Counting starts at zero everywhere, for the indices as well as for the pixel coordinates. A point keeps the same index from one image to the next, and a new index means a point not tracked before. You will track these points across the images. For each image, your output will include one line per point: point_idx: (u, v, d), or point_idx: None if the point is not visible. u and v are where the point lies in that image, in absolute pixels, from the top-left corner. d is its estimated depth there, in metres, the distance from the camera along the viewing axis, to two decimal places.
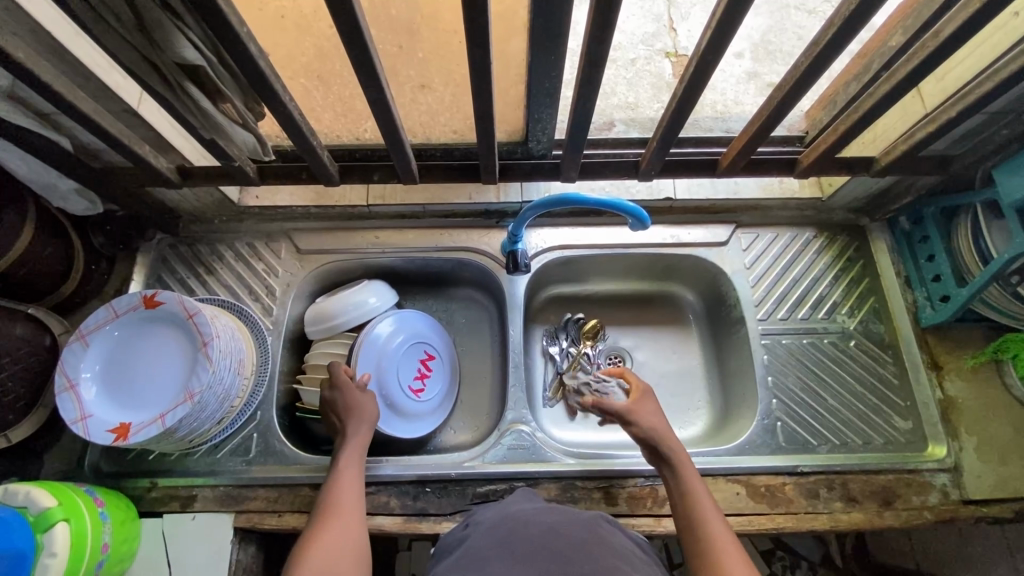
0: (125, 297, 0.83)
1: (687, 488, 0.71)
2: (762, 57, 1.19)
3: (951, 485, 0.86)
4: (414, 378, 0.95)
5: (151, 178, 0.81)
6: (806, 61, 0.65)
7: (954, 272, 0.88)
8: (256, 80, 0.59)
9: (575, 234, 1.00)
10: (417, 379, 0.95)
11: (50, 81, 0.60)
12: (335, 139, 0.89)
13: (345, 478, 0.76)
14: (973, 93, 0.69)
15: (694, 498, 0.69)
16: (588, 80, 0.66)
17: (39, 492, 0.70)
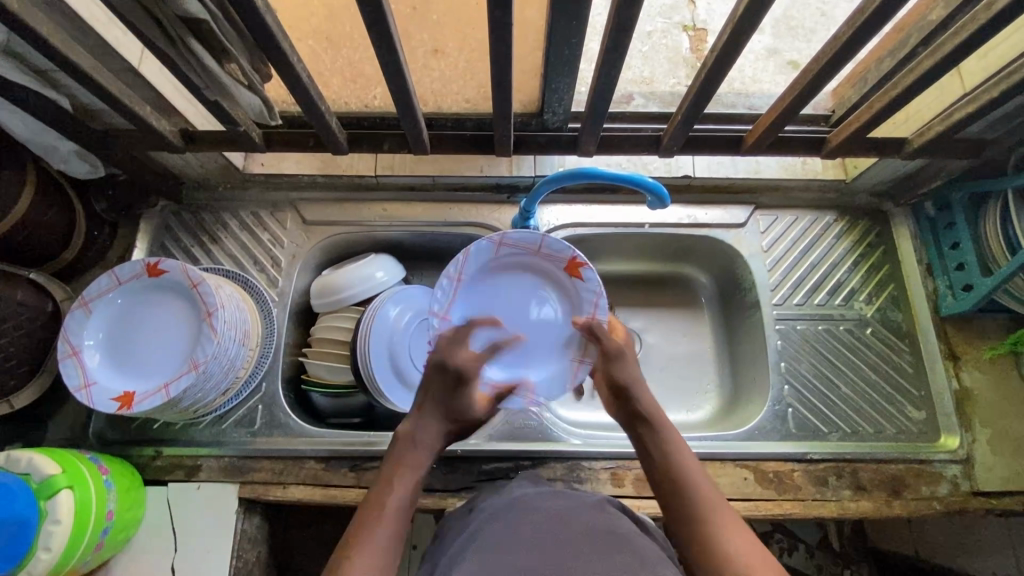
0: (128, 264, 0.81)
1: (664, 441, 0.66)
2: (784, 33, 1.13)
3: (962, 476, 0.85)
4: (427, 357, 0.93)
5: (153, 141, 0.78)
6: (848, 31, 0.61)
7: (980, 261, 0.85)
8: (263, 37, 0.56)
9: (588, 213, 0.97)
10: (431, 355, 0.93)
11: (46, 34, 0.57)
12: (343, 106, 0.84)
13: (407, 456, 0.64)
14: (1020, 71, 0.65)
15: (670, 451, 0.65)
16: (613, 48, 0.62)
17: (42, 459, 0.69)
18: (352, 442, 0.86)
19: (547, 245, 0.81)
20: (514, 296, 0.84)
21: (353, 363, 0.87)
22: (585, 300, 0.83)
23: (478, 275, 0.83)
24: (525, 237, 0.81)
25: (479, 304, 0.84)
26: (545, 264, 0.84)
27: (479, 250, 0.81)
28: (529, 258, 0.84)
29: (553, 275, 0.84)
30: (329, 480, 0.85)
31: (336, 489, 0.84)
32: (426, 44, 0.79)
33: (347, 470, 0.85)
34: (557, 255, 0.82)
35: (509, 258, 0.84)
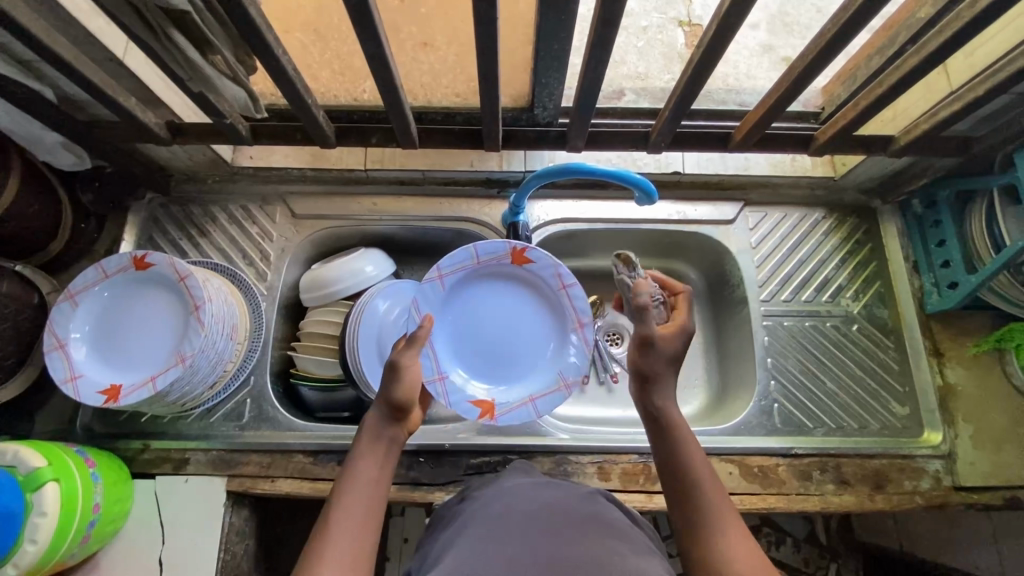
0: (114, 257, 0.81)
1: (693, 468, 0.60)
2: (778, 30, 1.13)
3: (944, 471, 0.86)
4: None
5: (140, 134, 0.78)
6: (834, 28, 0.61)
7: (965, 259, 0.86)
8: (246, 30, 0.56)
9: (578, 208, 0.98)
10: None
11: (28, 24, 0.56)
12: (331, 100, 0.83)
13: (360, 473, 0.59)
14: (1003, 71, 0.65)
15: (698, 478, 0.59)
16: (600, 43, 0.62)
17: (27, 452, 0.69)
18: (341, 436, 0.86)
19: (481, 252, 0.82)
20: (484, 311, 0.84)
21: (342, 358, 0.87)
22: (546, 277, 0.84)
23: (439, 315, 0.82)
24: (457, 257, 0.81)
25: (460, 340, 0.83)
26: (492, 274, 0.84)
27: (424, 295, 0.81)
28: (474, 273, 0.83)
29: (506, 274, 0.84)
30: (317, 473, 0.85)
31: (325, 482, 0.84)
32: (415, 37, 0.81)
33: (335, 463, 0.85)
34: (496, 256, 0.83)
35: (455, 286, 0.83)
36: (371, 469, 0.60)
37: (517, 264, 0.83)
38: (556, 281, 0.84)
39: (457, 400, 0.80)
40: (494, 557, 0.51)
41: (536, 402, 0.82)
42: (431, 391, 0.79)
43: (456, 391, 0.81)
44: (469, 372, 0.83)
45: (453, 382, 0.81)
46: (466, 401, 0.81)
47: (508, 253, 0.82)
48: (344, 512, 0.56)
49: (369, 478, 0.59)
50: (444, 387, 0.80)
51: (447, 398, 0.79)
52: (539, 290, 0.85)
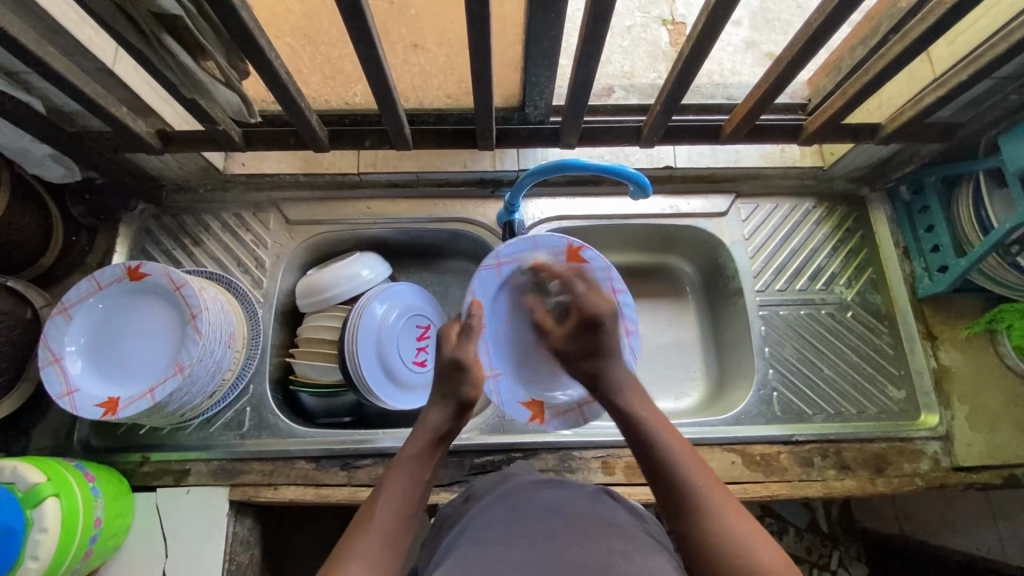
0: (109, 269, 0.80)
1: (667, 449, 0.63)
2: (760, 26, 1.15)
3: (943, 452, 0.87)
4: (415, 353, 0.93)
5: (131, 143, 0.77)
6: (820, 17, 0.62)
7: (954, 243, 0.87)
8: (238, 34, 0.56)
9: (573, 205, 0.98)
10: (418, 353, 0.93)
11: (16, 33, 0.56)
12: (323, 104, 0.85)
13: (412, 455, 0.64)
14: (985, 56, 0.67)
15: (675, 458, 0.62)
16: (590, 39, 0.62)
17: (26, 467, 0.68)
18: (343, 441, 0.86)
19: (541, 243, 0.79)
20: (536, 307, 0.81)
21: (342, 363, 0.86)
22: (598, 281, 0.80)
23: (489, 307, 0.80)
24: (515, 246, 0.79)
25: (506, 335, 0.81)
26: (547, 266, 0.81)
27: (481, 286, 0.78)
28: (531, 265, 0.81)
29: (561, 269, 0.81)
30: (321, 479, 0.84)
31: (329, 488, 0.84)
32: (405, 40, 0.79)
33: (338, 469, 0.85)
34: (555, 249, 0.79)
35: (513, 276, 0.81)
36: (423, 469, 0.63)
37: (575, 261, 0.79)
38: (610, 286, 0.79)
39: (509, 400, 0.80)
40: (509, 554, 0.52)
41: (585, 406, 0.81)
42: (485, 390, 0.78)
43: (508, 390, 0.80)
44: (523, 372, 0.82)
45: (505, 380, 0.80)
46: (518, 402, 0.80)
47: (566, 249, 0.78)
48: (388, 499, 0.60)
49: (419, 478, 0.62)
50: (497, 388, 0.79)
51: (498, 396, 0.79)
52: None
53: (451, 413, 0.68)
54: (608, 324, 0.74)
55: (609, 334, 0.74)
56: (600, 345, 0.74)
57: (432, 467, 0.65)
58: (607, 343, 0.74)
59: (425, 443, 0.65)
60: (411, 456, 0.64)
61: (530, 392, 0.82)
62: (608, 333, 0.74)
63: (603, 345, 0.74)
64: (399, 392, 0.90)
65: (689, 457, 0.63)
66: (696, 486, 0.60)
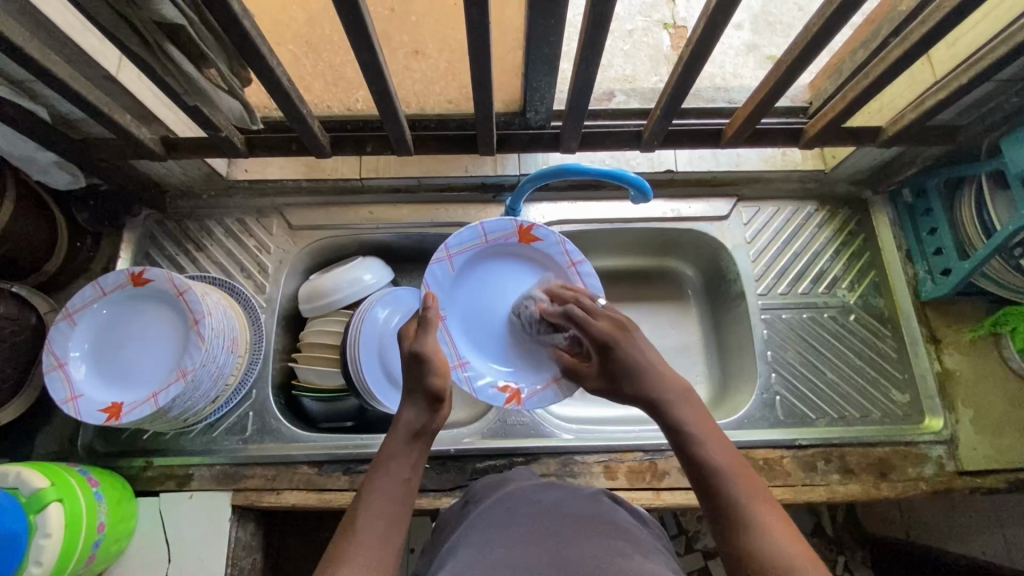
0: (112, 275, 0.81)
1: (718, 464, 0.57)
2: (762, 29, 1.15)
3: (947, 456, 0.87)
4: None
5: (135, 150, 0.78)
6: (819, 22, 0.62)
7: (957, 246, 0.87)
8: (240, 42, 0.56)
9: (574, 209, 0.98)
10: None
11: (21, 42, 0.57)
12: (325, 110, 0.85)
13: (388, 457, 0.62)
14: (986, 59, 0.67)
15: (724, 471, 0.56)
16: (590, 45, 0.63)
17: (30, 473, 0.69)
18: (345, 446, 0.86)
19: (488, 230, 0.82)
20: (496, 290, 0.84)
21: (344, 367, 0.87)
22: (554, 255, 0.84)
23: (449, 296, 0.82)
24: (465, 237, 0.81)
25: (467, 325, 0.82)
26: (497, 252, 0.84)
27: (436, 278, 0.80)
28: (482, 251, 0.83)
29: (513, 250, 0.85)
30: (323, 484, 0.84)
31: (331, 492, 0.84)
32: (406, 46, 0.79)
33: (340, 473, 0.85)
34: (504, 233, 0.83)
35: (465, 266, 0.83)
36: (403, 468, 0.62)
37: (526, 241, 0.84)
38: (565, 258, 0.84)
39: (481, 386, 0.80)
40: (507, 556, 0.52)
41: (561, 382, 0.82)
42: (455, 378, 0.78)
43: (478, 376, 0.80)
44: (490, 356, 0.83)
45: (474, 367, 0.80)
46: (489, 387, 0.80)
47: (515, 230, 0.83)
48: (371, 505, 0.58)
49: (399, 477, 0.61)
50: (467, 375, 0.79)
51: (469, 383, 0.79)
52: (553, 267, 0.85)
53: (425, 408, 0.66)
54: (624, 342, 0.68)
55: (627, 350, 0.67)
56: (623, 367, 0.66)
57: (414, 465, 0.63)
58: (635, 361, 0.66)
59: (403, 440, 0.64)
60: (389, 455, 0.62)
61: (502, 377, 0.82)
62: (626, 353, 0.67)
63: (629, 365, 0.66)
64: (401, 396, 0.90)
65: (742, 474, 0.56)
66: (749, 508, 0.53)
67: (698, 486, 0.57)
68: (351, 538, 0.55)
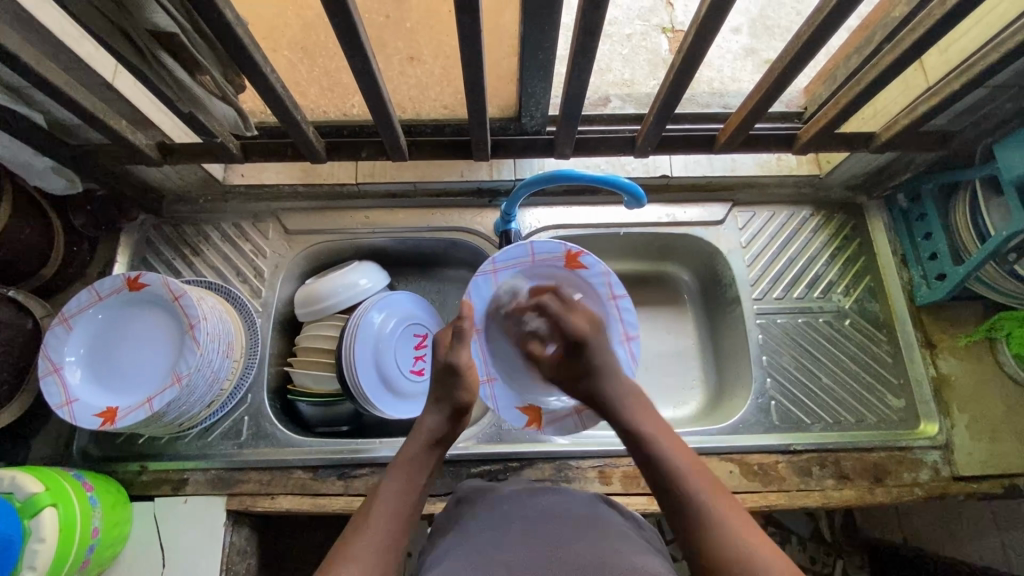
0: (108, 279, 0.81)
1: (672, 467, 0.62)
2: (759, 33, 1.16)
3: (942, 462, 0.86)
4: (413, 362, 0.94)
5: (131, 156, 0.78)
6: (810, 29, 0.62)
7: (951, 251, 0.87)
8: (234, 50, 0.57)
9: (569, 214, 0.98)
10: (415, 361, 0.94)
11: (17, 50, 0.57)
12: (320, 115, 0.84)
13: (407, 459, 0.65)
14: (977, 66, 0.67)
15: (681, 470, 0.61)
16: (582, 51, 0.63)
17: (25, 478, 0.69)
18: (340, 450, 0.86)
19: (538, 250, 0.81)
20: (532, 311, 0.85)
21: (339, 372, 0.87)
22: (597, 285, 0.84)
23: (486, 312, 0.83)
24: (513, 254, 0.81)
25: (501, 343, 0.84)
26: (546, 271, 0.84)
27: (477, 293, 0.81)
28: (528, 269, 0.83)
29: (558, 274, 0.84)
30: (318, 489, 0.84)
31: (326, 497, 0.84)
32: (401, 53, 0.81)
33: (335, 478, 0.85)
34: (553, 256, 0.82)
35: (509, 281, 0.83)
36: (420, 471, 0.64)
37: (573, 266, 0.83)
38: (607, 290, 0.83)
39: (504, 406, 0.82)
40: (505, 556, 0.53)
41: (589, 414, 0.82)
42: (481, 395, 0.81)
43: (504, 396, 0.83)
44: (517, 377, 0.85)
45: (501, 384, 0.83)
46: (513, 406, 0.83)
47: (564, 255, 0.81)
48: (385, 502, 0.60)
49: (416, 480, 0.63)
50: (492, 393, 0.82)
51: (495, 400, 0.82)
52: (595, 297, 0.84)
53: (448, 416, 0.69)
54: (593, 340, 0.76)
55: (597, 348, 0.75)
56: (588, 365, 0.75)
57: (429, 470, 0.65)
58: (596, 363, 0.74)
59: (423, 444, 0.66)
60: (409, 457, 0.65)
61: (527, 399, 0.84)
62: (594, 350, 0.75)
63: (591, 365, 0.75)
64: (397, 403, 0.90)
65: (698, 471, 0.61)
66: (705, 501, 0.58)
67: (656, 488, 0.62)
68: (364, 531, 0.57)
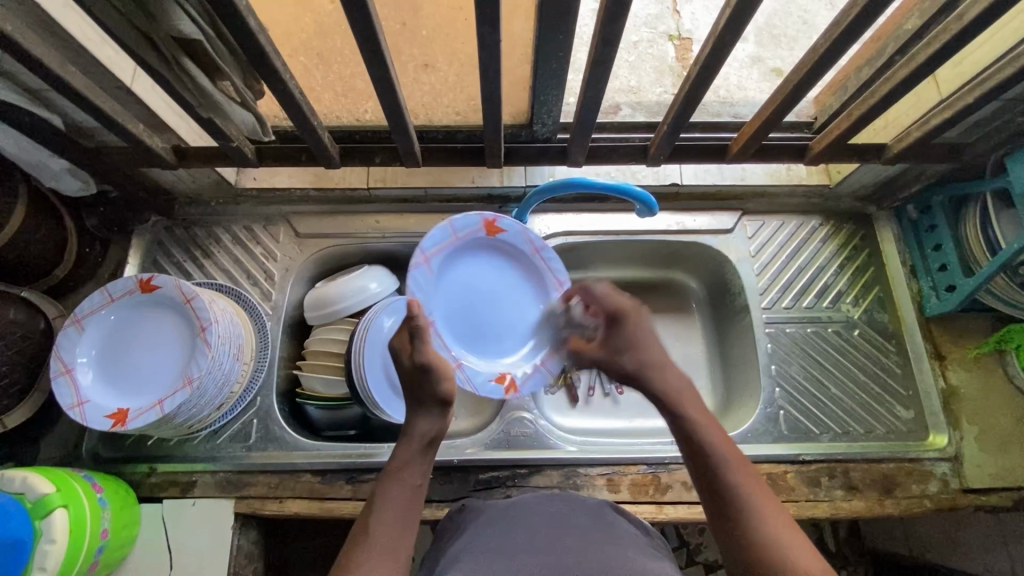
0: (121, 281, 0.81)
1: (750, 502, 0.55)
2: (766, 42, 1.16)
3: (952, 474, 0.86)
4: None
5: (146, 159, 0.79)
6: (826, 43, 0.63)
7: (961, 262, 0.87)
8: (255, 56, 0.57)
9: (578, 221, 0.99)
10: None
11: (39, 54, 0.57)
12: (334, 120, 0.85)
13: (397, 464, 0.62)
14: (991, 80, 0.67)
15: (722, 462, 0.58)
16: (599, 61, 0.63)
17: (36, 478, 0.69)
18: (349, 454, 0.86)
19: (459, 227, 0.84)
20: (471, 284, 0.86)
21: (349, 376, 0.87)
22: (519, 245, 0.87)
23: (433, 300, 0.82)
24: (436, 238, 0.82)
25: (452, 322, 0.84)
26: (467, 244, 0.86)
27: (418, 285, 0.80)
28: (455, 249, 0.85)
29: (482, 244, 0.87)
30: (326, 493, 0.84)
31: (334, 501, 0.84)
32: (416, 59, 0.81)
33: (343, 482, 0.85)
34: (472, 229, 0.85)
35: (442, 267, 0.84)
36: (415, 474, 0.62)
37: (492, 234, 0.86)
38: (552, 279, 0.89)
39: (480, 381, 0.83)
40: None
41: (548, 363, 0.87)
42: (456, 379, 0.80)
43: (474, 373, 0.83)
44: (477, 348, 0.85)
45: (468, 363, 0.83)
46: (487, 379, 0.83)
47: (482, 225, 0.85)
48: (384, 513, 0.58)
49: (412, 484, 0.61)
50: (465, 372, 0.82)
51: (470, 381, 0.81)
52: (518, 256, 0.88)
53: (438, 416, 0.67)
54: (632, 319, 0.72)
55: (632, 325, 0.72)
56: (627, 339, 0.71)
57: (425, 472, 0.63)
58: (637, 338, 0.71)
59: (414, 447, 0.64)
60: (401, 463, 0.62)
61: (495, 368, 0.85)
62: (632, 327, 0.72)
63: (631, 341, 0.71)
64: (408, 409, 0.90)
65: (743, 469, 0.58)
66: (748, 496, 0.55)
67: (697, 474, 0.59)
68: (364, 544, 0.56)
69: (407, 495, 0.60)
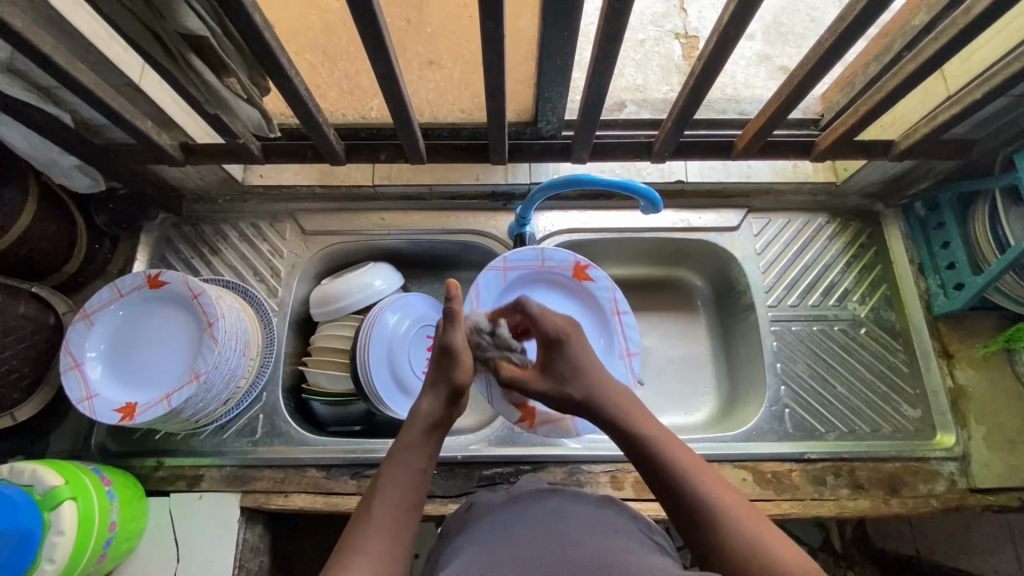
0: (130, 276, 0.82)
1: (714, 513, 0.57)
2: (774, 39, 1.15)
3: (959, 473, 0.86)
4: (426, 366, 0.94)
5: (155, 155, 0.80)
6: (831, 37, 0.62)
7: (970, 261, 0.86)
8: (261, 52, 0.57)
9: (583, 219, 0.99)
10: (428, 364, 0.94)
11: (49, 51, 0.58)
12: (340, 117, 0.87)
13: (402, 447, 0.64)
14: (998, 75, 0.66)
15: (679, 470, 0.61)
16: (602, 57, 0.64)
17: (45, 470, 0.70)
18: (354, 450, 0.87)
19: (549, 258, 0.89)
20: None
21: (354, 371, 0.87)
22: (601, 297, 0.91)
23: (494, 307, 0.88)
24: (524, 256, 0.88)
25: None
26: (553, 276, 0.91)
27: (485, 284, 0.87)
28: (536, 275, 0.90)
29: (564, 283, 0.91)
30: (330, 487, 0.85)
31: (338, 496, 0.85)
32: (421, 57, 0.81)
33: (348, 477, 0.85)
34: (562, 265, 0.89)
35: (516, 284, 0.90)
36: (419, 458, 0.63)
37: (579, 277, 0.90)
38: (611, 306, 0.90)
39: (499, 398, 0.84)
40: (498, 572, 0.52)
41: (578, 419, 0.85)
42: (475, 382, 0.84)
43: (499, 390, 0.85)
44: None
45: None
46: (508, 401, 0.84)
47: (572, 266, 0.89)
48: (387, 494, 0.59)
49: (415, 467, 0.62)
50: (488, 381, 0.85)
51: (488, 392, 0.84)
52: (597, 309, 0.91)
53: (444, 400, 0.68)
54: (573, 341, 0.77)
55: (575, 345, 0.76)
56: (572, 362, 0.75)
57: (429, 455, 0.64)
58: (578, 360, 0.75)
59: (420, 429, 0.66)
60: (406, 444, 0.64)
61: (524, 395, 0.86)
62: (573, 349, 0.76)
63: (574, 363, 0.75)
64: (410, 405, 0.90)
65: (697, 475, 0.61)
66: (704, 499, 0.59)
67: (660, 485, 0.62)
68: (365, 525, 0.56)
69: (409, 477, 0.61)
